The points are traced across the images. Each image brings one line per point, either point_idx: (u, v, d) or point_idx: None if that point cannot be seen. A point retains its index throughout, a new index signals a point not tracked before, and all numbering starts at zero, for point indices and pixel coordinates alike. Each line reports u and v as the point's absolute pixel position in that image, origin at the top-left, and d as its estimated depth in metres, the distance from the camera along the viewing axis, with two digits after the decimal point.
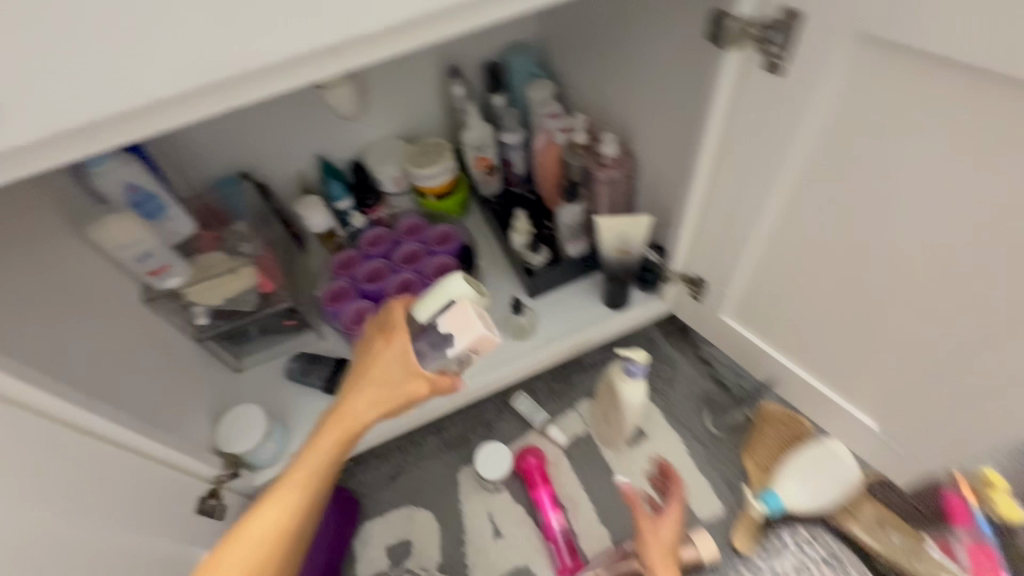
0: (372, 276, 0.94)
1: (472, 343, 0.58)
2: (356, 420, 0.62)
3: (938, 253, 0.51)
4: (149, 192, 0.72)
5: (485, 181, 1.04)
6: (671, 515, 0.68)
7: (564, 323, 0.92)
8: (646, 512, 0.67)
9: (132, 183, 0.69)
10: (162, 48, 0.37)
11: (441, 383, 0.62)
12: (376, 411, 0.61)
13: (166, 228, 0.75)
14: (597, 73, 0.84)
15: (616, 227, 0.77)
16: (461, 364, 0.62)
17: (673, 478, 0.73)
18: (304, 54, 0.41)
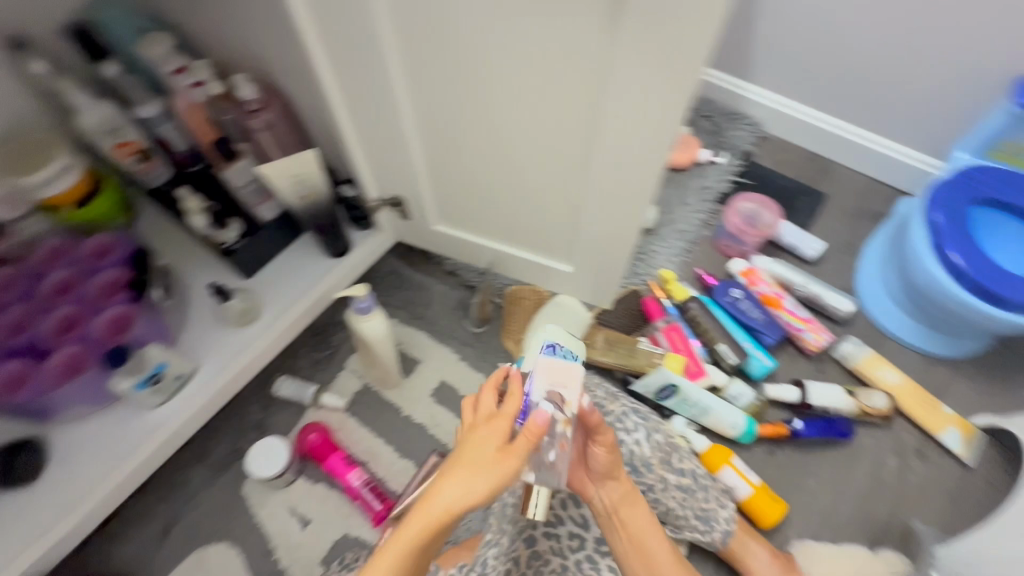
0: (13, 329, 0.71)
1: (553, 392, 0.49)
2: (441, 512, 0.43)
3: (523, 116, 0.58)
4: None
5: (143, 170, 0.85)
6: (487, 431, 0.45)
7: (291, 288, 0.85)
8: (486, 412, 0.48)
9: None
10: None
11: (529, 440, 0.45)
12: (461, 496, 0.42)
13: None
14: (202, 9, 0.72)
15: (284, 171, 0.71)
16: (560, 411, 0.49)
17: (533, 428, 0.45)
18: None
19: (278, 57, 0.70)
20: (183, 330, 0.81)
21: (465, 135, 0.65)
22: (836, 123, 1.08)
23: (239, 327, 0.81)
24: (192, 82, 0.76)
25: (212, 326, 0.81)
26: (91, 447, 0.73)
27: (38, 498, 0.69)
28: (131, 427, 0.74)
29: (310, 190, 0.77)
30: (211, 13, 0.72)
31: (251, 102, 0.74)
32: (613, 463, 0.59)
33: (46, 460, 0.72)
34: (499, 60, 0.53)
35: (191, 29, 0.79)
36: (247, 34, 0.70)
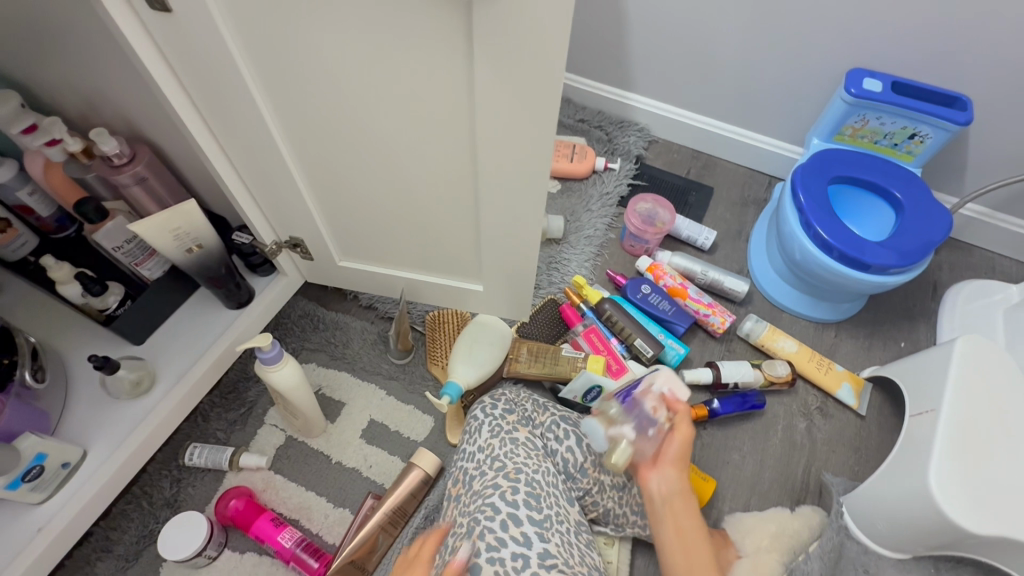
0: None
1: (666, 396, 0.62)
2: None
3: (408, 147, 0.59)
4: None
5: (2, 242, 0.75)
6: None
7: (190, 348, 0.80)
8: None
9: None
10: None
11: None
12: None
13: None
14: (51, 65, 0.67)
15: (164, 227, 0.66)
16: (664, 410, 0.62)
17: None
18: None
19: (147, 106, 0.67)
20: (66, 412, 0.74)
21: (354, 170, 0.65)
22: (710, 122, 1.18)
23: (132, 399, 0.75)
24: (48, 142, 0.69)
25: (101, 403, 0.75)
26: None
27: None
28: (11, 532, 0.66)
29: (196, 243, 0.72)
30: (56, 65, 0.66)
31: (117, 155, 0.69)
32: (681, 458, 0.62)
33: None
34: (373, 97, 0.54)
35: (39, 88, 0.73)
36: (108, 87, 0.66)
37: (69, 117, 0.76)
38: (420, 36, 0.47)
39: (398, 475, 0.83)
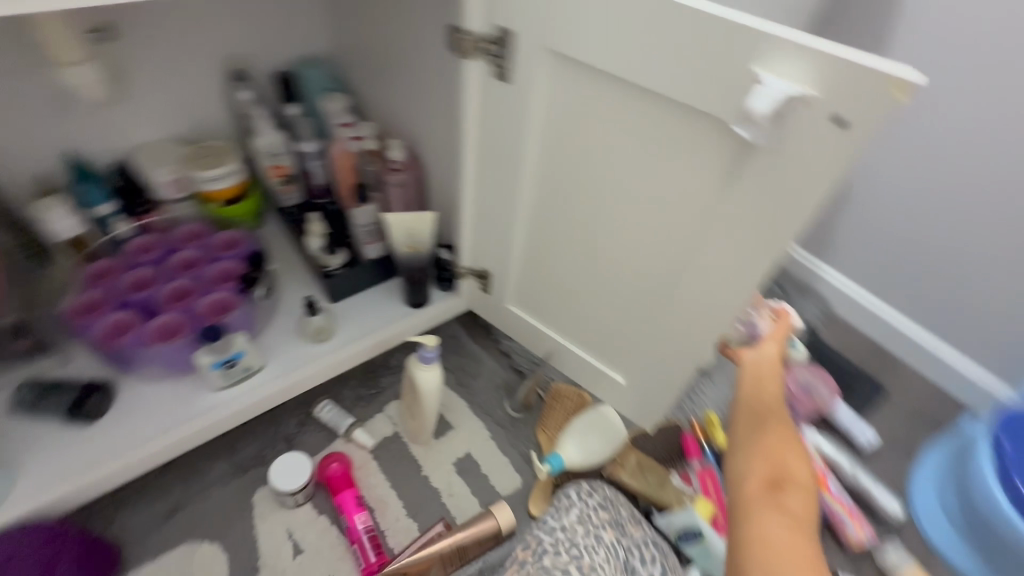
0: (136, 286, 0.83)
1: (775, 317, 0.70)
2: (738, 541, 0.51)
3: (625, 236, 0.66)
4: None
5: (284, 191, 1.02)
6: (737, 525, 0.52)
7: (367, 323, 0.92)
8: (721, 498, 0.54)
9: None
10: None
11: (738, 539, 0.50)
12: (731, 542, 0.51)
13: None
14: (388, 87, 0.89)
15: (403, 224, 0.83)
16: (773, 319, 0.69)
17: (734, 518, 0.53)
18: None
19: (432, 137, 0.85)
20: (266, 330, 0.88)
21: (566, 236, 0.73)
22: (903, 321, 1.10)
23: (311, 343, 0.88)
24: (355, 136, 0.92)
25: (290, 335, 0.89)
26: (148, 409, 0.77)
27: (90, 440, 0.74)
28: (189, 404, 0.79)
29: (415, 246, 0.86)
30: (392, 89, 0.88)
31: (397, 162, 0.87)
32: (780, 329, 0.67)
33: (111, 407, 0.77)
34: (620, 187, 0.62)
35: (367, 99, 0.98)
36: (414, 114, 0.86)
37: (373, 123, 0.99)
38: (688, 155, 0.54)
39: (473, 516, 0.84)
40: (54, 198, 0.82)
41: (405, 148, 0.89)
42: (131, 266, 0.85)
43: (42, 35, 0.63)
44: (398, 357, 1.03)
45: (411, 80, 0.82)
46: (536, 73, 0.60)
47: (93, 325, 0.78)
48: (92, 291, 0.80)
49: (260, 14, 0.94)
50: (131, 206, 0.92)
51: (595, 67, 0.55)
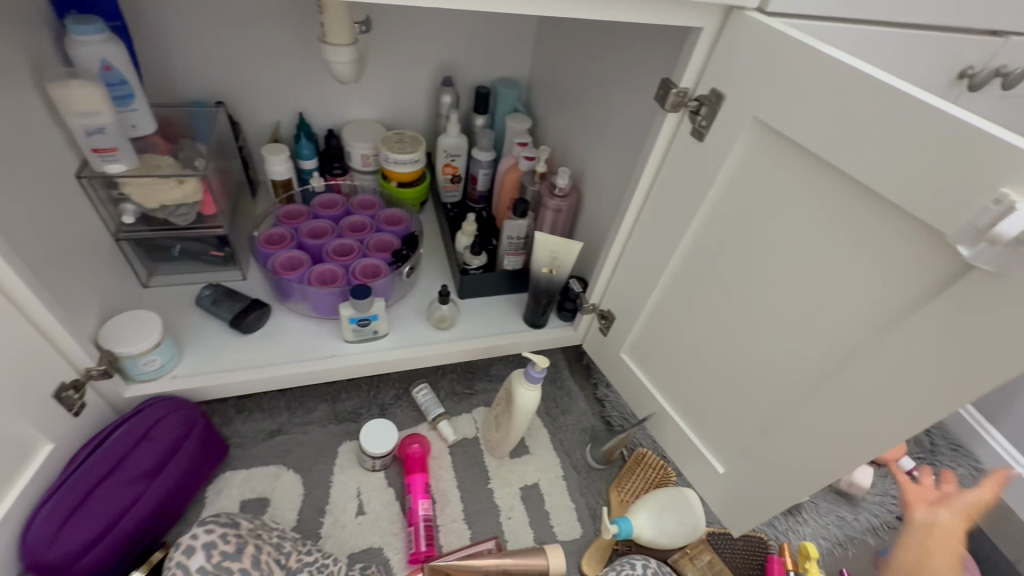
0: (312, 234, 0.95)
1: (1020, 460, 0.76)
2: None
3: (778, 324, 0.62)
4: (120, 76, 0.73)
5: (448, 188, 1.14)
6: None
7: (485, 326, 0.96)
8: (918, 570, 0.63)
9: (106, 62, 0.71)
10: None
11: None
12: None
13: (121, 121, 0.76)
14: (568, 120, 0.94)
15: (551, 245, 0.85)
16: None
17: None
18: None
19: (595, 175, 0.87)
20: (400, 303, 0.95)
21: (709, 305, 0.71)
22: None
23: (432, 327, 0.93)
24: (528, 156, 1.00)
25: (417, 314, 0.95)
26: (288, 339, 0.87)
27: (239, 348, 0.84)
28: (320, 346, 0.87)
29: (554, 269, 0.88)
30: (572, 121, 0.93)
31: (560, 189, 0.91)
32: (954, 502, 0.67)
33: (262, 326, 0.87)
34: (791, 273, 0.59)
35: (546, 126, 1.05)
36: (584, 150, 0.89)
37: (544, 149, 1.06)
38: (884, 262, 0.50)
39: (525, 548, 0.82)
40: (279, 145, 0.98)
41: (572, 175, 0.92)
42: (314, 217, 0.98)
43: (326, 17, 0.77)
44: (499, 368, 1.06)
45: (592, 120, 0.86)
46: (736, 139, 0.60)
47: (271, 256, 0.90)
48: (280, 228, 0.93)
49: (481, 35, 1.05)
50: (327, 168, 1.06)
51: (803, 148, 0.54)
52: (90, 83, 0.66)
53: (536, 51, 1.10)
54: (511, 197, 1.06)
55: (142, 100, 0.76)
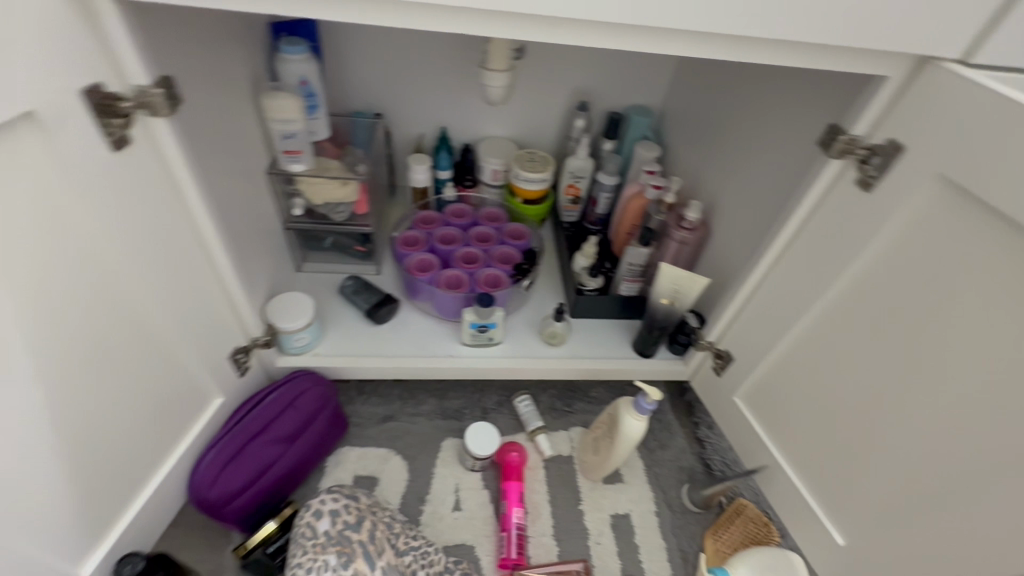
0: (443, 240, 1.02)
1: None
2: None
3: (938, 397, 0.57)
4: (311, 89, 0.83)
5: (568, 208, 1.17)
6: None
7: (594, 347, 0.97)
8: None
9: (303, 78, 0.81)
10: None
11: None
12: None
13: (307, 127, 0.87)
14: (703, 151, 0.93)
15: (674, 277, 0.84)
16: None
17: None
18: (509, 14, 0.47)
19: (729, 210, 0.85)
20: (514, 314, 0.99)
21: (852, 362, 0.66)
22: None
23: (543, 343, 0.96)
24: (655, 185, 1.00)
25: (529, 327, 0.98)
26: (412, 334, 0.94)
27: (371, 336, 0.92)
28: (439, 345, 0.93)
29: (674, 301, 0.87)
30: (708, 154, 0.91)
31: (689, 221, 0.90)
32: None
33: (391, 319, 0.95)
34: (962, 344, 0.54)
35: (676, 156, 1.04)
36: (718, 184, 0.88)
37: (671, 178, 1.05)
38: None
39: None
40: (423, 156, 1.06)
41: (702, 206, 0.90)
42: (446, 224, 1.06)
43: (491, 46, 0.83)
44: (599, 391, 1.06)
45: (731, 155, 0.84)
46: (912, 193, 0.56)
47: (406, 257, 0.98)
48: (416, 231, 1.01)
49: (621, 62, 1.07)
50: (459, 179, 1.14)
51: (999, 213, 0.49)
52: (294, 95, 0.76)
53: (675, 80, 1.09)
54: (632, 223, 1.06)
55: (326, 110, 0.86)
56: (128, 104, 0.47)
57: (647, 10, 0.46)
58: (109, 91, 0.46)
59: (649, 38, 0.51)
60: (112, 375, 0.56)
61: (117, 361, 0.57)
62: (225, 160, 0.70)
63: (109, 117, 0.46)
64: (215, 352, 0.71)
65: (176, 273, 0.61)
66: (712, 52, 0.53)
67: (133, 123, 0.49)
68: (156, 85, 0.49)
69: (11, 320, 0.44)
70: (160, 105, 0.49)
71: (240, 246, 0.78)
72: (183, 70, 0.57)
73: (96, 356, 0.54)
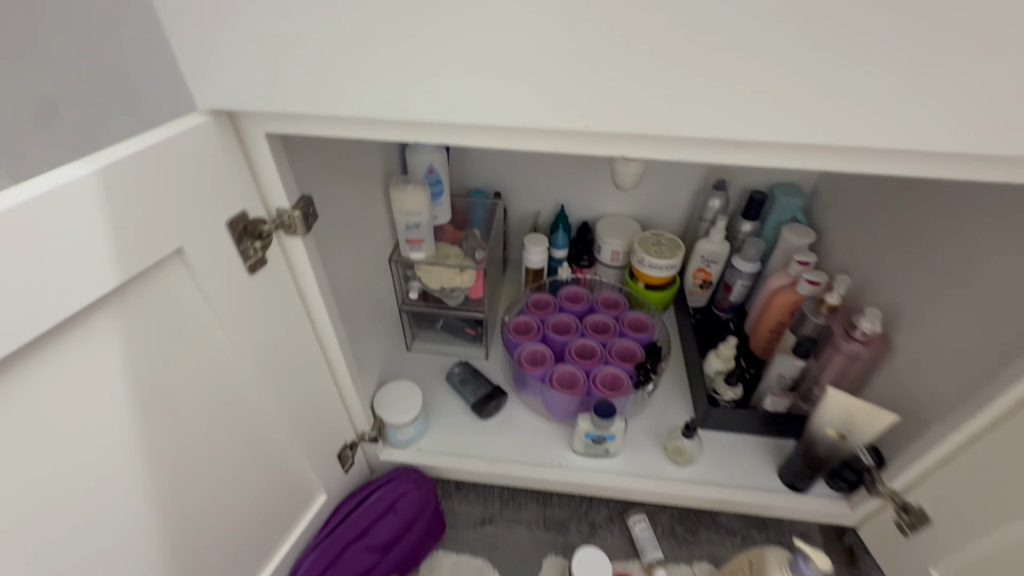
0: (557, 327, 0.95)
1: None
2: None
3: None
4: (438, 177, 0.83)
5: (695, 293, 1.05)
6: None
7: (728, 471, 0.82)
8: None
9: (431, 166, 0.81)
10: (580, 85, 0.36)
11: None
12: None
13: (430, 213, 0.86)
14: (879, 247, 0.77)
15: (845, 406, 0.67)
16: None
17: None
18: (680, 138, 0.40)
19: (919, 326, 0.68)
20: (632, 418, 0.88)
21: None
22: None
23: (667, 460, 0.83)
24: (811, 280, 0.84)
25: (650, 437, 0.86)
26: (520, 434, 0.86)
27: (476, 433, 0.87)
28: (548, 450, 0.84)
29: (844, 434, 0.70)
30: (888, 252, 0.75)
31: (864, 334, 0.72)
32: None
33: (498, 414, 0.89)
34: None
35: (836, 244, 0.88)
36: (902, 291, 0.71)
37: (830, 271, 0.89)
38: None
39: None
40: (539, 237, 1.01)
41: (882, 312, 0.72)
42: (560, 308, 0.99)
43: None
44: (731, 519, 0.89)
45: (923, 262, 0.68)
46: None
47: (517, 346, 0.92)
48: (528, 317, 0.96)
49: None
50: (575, 258, 1.07)
51: None
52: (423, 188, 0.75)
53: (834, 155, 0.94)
54: (777, 321, 0.91)
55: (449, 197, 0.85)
56: (268, 227, 0.47)
57: (868, 127, 0.36)
58: (252, 216, 0.46)
59: (860, 155, 0.40)
60: (229, 486, 0.55)
61: (234, 474, 0.55)
62: (354, 258, 0.70)
63: (249, 242, 0.46)
64: (324, 452, 0.69)
65: (295, 380, 0.59)
66: (944, 166, 0.41)
67: (271, 244, 0.49)
68: (296, 208, 0.48)
69: (137, 462, 0.43)
70: (298, 226, 0.49)
71: (359, 339, 0.77)
72: (322, 179, 0.56)
73: (218, 471, 0.53)
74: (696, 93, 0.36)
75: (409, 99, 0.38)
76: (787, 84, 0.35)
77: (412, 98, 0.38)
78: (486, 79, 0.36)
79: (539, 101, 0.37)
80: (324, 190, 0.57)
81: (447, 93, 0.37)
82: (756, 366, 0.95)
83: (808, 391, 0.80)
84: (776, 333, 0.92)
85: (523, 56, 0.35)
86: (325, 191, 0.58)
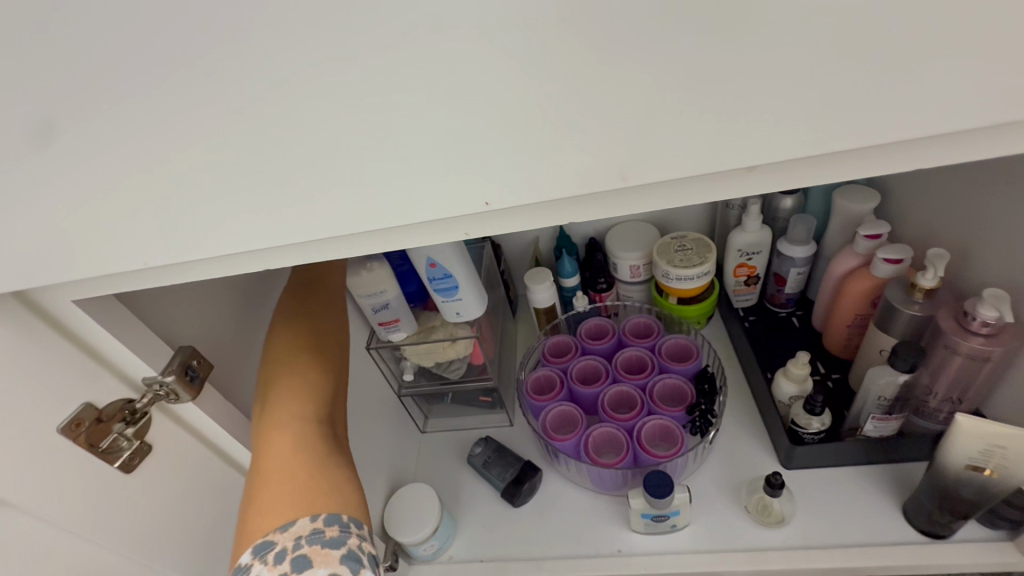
0: (584, 375, 0.80)
1: None
2: None
3: None
4: (445, 270, 0.64)
5: (740, 291, 0.85)
6: None
7: (835, 525, 0.63)
8: None
9: (432, 259, 0.63)
10: (460, 156, 0.29)
11: None
12: None
13: (447, 307, 0.69)
14: (968, 201, 0.58)
15: (988, 436, 0.49)
16: None
17: None
18: (621, 192, 0.31)
19: None
20: (697, 472, 0.71)
21: None
22: None
23: (754, 521, 0.65)
24: (890, 257, 0.65)
25: (725, 493, 0.69)
26: (564, 518, 0.71)
27: (511, 526, 0.72)
28: (602, 535, 0.69)
29: (997, 469, 0.51)
30: (992, 205, 0.55)
31: (986, 325, 0.53)
32: None
33: (534, 497, 0.74)
34: None
35: (908, 204, 0.68)
36: None
37: (912, 237, 0.69)
38: None
39: None
40: (542, 271, 0.83)
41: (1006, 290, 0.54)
42: (583, 350, 0.83)
43: None
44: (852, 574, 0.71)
45: None
46: None
47: (541, 409, 0.77)
48: (548, 370, 0.80)
49: None
50: (590, 283, 0.87)
51: None
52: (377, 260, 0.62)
53: None
54: (856, 313, 0.71)
55: (462, 292, 0.67)
56: (136, 407, 0.39)
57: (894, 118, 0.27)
58: (107, 405, 0.39)
59: (900, 145, 0.28)
60: None
61: None
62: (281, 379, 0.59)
63: (115, 431, 0.39)
64: None
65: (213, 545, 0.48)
66: None
67: (151, 416, 0.41)
68: (168, 371, 0.40)
69: None
70: (181, 391, 0.40)
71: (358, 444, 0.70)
72: (186, 317, 0.47)
73: None
74: (642, 143, 0.28)
75: (303, 219, 0.32)
76: (730, 105, 0.27)
77: (312, 214, 0.32)
78: (352, 171, 0.30)
79: (466, 184, 0.30)
80: (194, 327, 0.47)
81: (359, 203, 0.31)
82: (841, 372, 0.75)
83: (919, 405, 0.62)
84: (857, 327, 0.72)
85: (414, 139, 0.29)
86: (203, 328, 0.48)
